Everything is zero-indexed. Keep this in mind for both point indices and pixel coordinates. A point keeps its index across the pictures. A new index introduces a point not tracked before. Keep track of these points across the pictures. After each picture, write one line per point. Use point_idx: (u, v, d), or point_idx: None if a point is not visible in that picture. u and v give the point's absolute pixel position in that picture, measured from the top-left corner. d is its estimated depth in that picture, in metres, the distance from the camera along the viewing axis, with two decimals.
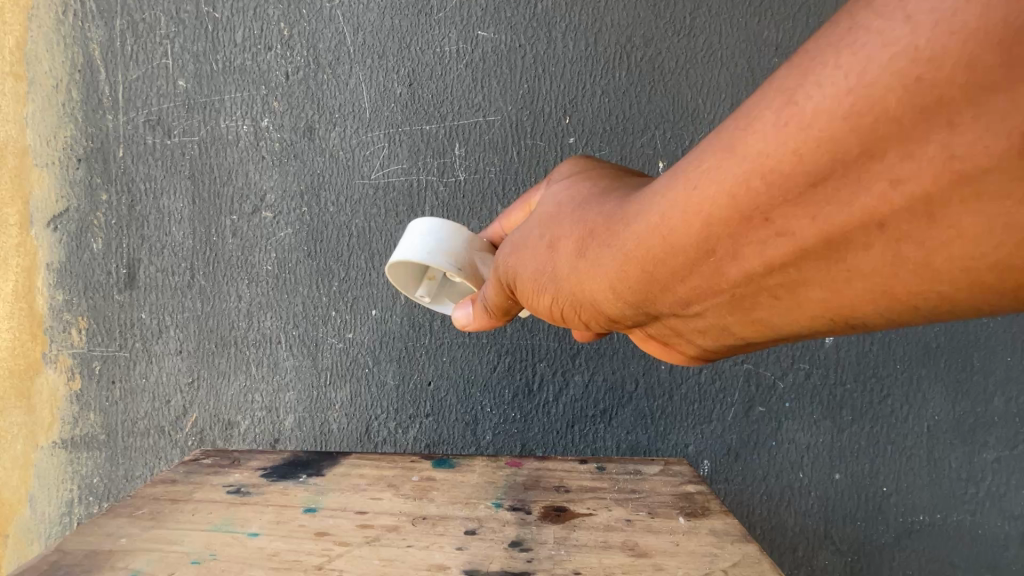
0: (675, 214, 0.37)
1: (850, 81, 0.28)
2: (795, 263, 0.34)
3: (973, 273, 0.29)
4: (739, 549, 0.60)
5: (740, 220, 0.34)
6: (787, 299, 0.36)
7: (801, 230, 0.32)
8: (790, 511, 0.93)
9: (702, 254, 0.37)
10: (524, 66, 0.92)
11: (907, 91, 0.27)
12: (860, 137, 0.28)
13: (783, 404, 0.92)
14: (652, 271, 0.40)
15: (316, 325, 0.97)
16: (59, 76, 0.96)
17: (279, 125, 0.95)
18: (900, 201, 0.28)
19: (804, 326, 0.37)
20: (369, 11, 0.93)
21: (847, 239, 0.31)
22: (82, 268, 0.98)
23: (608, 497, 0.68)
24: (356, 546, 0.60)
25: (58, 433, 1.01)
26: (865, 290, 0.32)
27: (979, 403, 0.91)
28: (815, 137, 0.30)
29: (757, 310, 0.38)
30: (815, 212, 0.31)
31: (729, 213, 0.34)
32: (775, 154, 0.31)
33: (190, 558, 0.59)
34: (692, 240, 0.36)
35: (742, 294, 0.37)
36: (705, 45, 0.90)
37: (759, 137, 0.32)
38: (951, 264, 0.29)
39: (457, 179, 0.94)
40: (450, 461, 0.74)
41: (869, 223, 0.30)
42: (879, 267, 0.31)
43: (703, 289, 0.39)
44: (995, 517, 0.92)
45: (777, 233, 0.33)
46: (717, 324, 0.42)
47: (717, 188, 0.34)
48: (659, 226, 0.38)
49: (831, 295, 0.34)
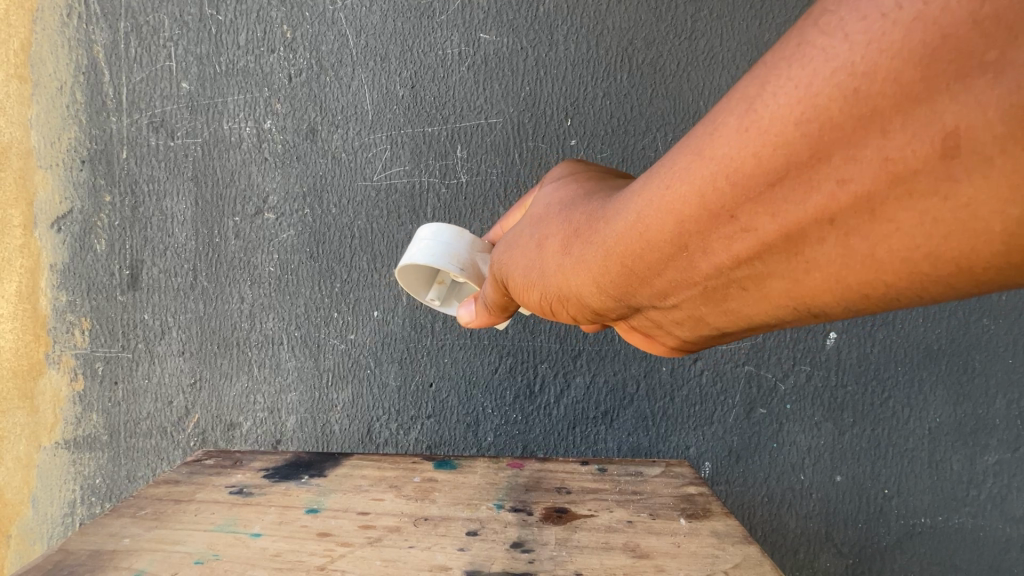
0: (650, 212, 0.37)
1: (798, 91, 0.29)
2: (760, 258, 0.33)
3: (925, 269, 0.28)
4: (740, 550, 0.60)
5: (706, 218, 0.34)
6: (756, 293, 0.35)
7: (762, 226, 0.32)
8: (792, 513, 0.93)
9: (674, 250, 0.36)
10: (526, 68, 0.92)
11: (847, 102, 0.27)
12: (809, 141, 0.29)
13: (784, 406, 0.92)
14: (629, 267, 0.40)
15: (318, 327, 0.97)
16: (63, 78, 0.97)
17: (281, 127, 0.96)
18: (851, 197, 0.28)
19: (773, 319, 0.37)
20: (372, 13, 0.93)
21: (804, 234, 0.31)
22: (86, 268, 0.99)
23: (609, 498, 0.68)
24: (358, 547, 0.60)
25: (61, 434, 1.02)
26: (828, 285, 0.32)
27: (980, 406, 0.91)
28: (770, 139, 0.30)
29: (729, 303, 0.38)
30: (773, 206, 0.31)
31: (694, 206, 0.34)
32: (736, 156, 0.31)
33: (193, 558, 0.60)
34: (659, 235, 0.37)
35: (713, 288, 0.37)
36: (706, 48, 0.90)
37: (722, 139, 0.32)
38: (899, 260, 0.29)
39: (459, 181, 0.94)
40: (452, 462, 0.74)
41: (823, 219, 0.30)
42: (834, 263, 0.30)
43: (672, 283, 0.39)
44: (997, 520, 0.92)
45: (740, 227, 0.32)
46: (693, 317, 0.41)
47: (686, 187, 0.34)
48: (630, 220, 0.38)
49: (796, 290, 0.33)
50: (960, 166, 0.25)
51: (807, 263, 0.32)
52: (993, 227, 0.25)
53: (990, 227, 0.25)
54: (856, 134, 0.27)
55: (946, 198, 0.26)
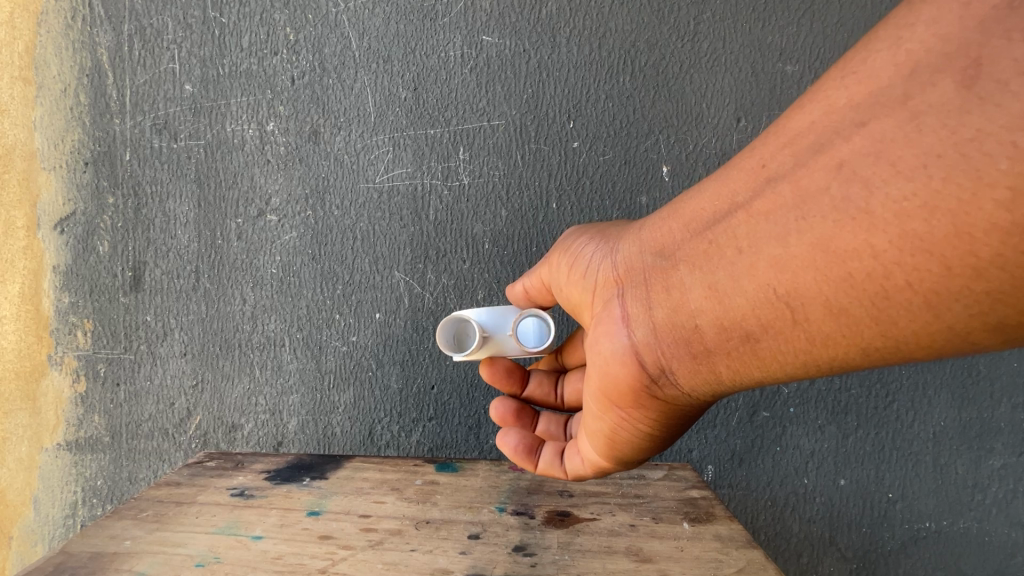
0: (710, 180, 0.49)
1: (862, 60, 0.40)
2: (767, 212, 0.43)
3: (907, 218, 0.35)
4: (744, 555, 0.60)
5: (747, 174, 0.45)
6: (746, 255, 0.44)
7: (782, 177, 0.42)
8: (795, 517, 0.93)
9: (713, 204, 0.47)
10: (529, 71, 0.92)
11: (907, 54, 0.37)
12: (848, 94, 0.39)
13: (787, 409, 0.92)
14: (675, 222, 0.50)
15: (320, 328, 0.97)
16: (68, 80, 0.97)
17: (284, 129, 0.96)
18: (864, 146, 0.38)
19: (751, 293, 0.44)
20: (375, 16, 0.94)
21: (815, 183, 0.40)
22: (89, 270, 0.99)
23: (612, 501, 0.67)
24: (360, 550, 0.60)
25: (62, 435, 1.02)
26: (810, 239, 0.40)
27: (985, 409, 0.90)
28: (820, 98, 0.41)
29: (719, 268, 0.45)
30: (802, 159, 0.41)
31: (747, 169, 0.45)
32: (794, 121, 0.43)
33: (195, 560, 0.60)
34: (708, 194, 0.48)
35: (715, 246, 0.46)
36: (709, 51, 0.90)
37: (788, 116, 0.44)
38: (885, 204, 0.36)
39: (460, 183, 0.94)
40: (453, 465, 0.74)
41: (834, 166, 0.39)
42: (835, 205, 0.38)
43: (700, 240, 0.47)
44: (1003, 525, 0.91)
45: (771, 184, 0.43)
46: (683, 287, 0.48)
47: (745, 158, 0.46)
48: (694, 190, 0.50)
49: (780, 247, 0.42)
50: (979, 102, 0.33)
51: (805, 212, 0.40)
52: (982, 164, 0.32)
53: (983, 164, 0.32)
54: (884, 99, 0.37)
55: (954, 132, 0.34)
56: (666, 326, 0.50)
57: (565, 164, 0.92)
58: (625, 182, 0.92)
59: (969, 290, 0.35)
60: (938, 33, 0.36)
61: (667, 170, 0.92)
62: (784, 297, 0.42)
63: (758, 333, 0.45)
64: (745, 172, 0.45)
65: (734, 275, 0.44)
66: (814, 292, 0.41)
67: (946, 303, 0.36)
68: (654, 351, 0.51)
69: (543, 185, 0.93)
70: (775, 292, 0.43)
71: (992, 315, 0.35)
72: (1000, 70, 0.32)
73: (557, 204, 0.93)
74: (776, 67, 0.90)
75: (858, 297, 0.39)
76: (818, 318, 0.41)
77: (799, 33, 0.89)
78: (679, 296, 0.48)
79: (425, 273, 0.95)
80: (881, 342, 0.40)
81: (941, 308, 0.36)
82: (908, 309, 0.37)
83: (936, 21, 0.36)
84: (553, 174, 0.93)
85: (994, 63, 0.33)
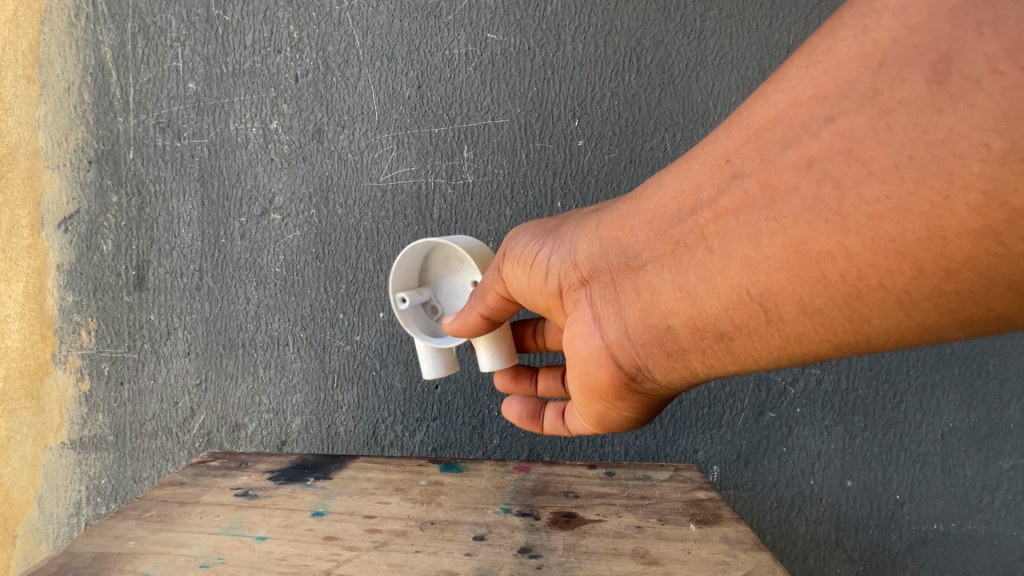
0: (672, 171, 0.46)
1: (822, 50, 0.38)
2: (737, 210, 0.41)
3: (879, 220, 0.35)
4: (752, 557, 0.59)
5: (712, 167, 0.43)
6: (717, 255, 0.43)
7: (750, 171, 0.41)
8: (802, 518, 0.92)
9: (678, 199, 0.45)
10: (533, 69, 0.91)
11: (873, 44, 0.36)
12: (813, 84, 0.38)
13: (793, 410, 0.91)
14: (637, 217, 0.48)
15: (324, 328, 0.97)
16: (71, 78, 0.97)
17: (288, 128, 0.95)
18: (834, 143, 0.37)
19: (723, 293, 0.43)
20: (379, 13, 0.93)
21: (784, 181, 0.39)
22: (93, 269, 0.99)
23: (617, 503, 0.67)
24: (364, 551, 0.60)
25: (67, 434, 1.01)
26: (783, 239, 0.39)
27: (994, 410, 0.89)
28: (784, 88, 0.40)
29: (692, 268, 0.44)
30: (770, 156, 0.39)
31: (711, 163, 0.43)
32: (758, 109, 0.41)
33: (199, 561, 0.59)
34: (673, 188, 0.45)
35: (686, 245, 0.44)
36: (715, 48, 0.90)
37: (751, 103, 0.42)
38: (858, 205, 0.36)
39: (465, 182, 0.93)
40: (458, 466, 0.74)
41: (803, 164, 0.38)
42: (807, 205, 0.38)
43: (665, 240, 0.46)
44: (1012, 527, 0.90)
45: (737, 179, 0.41)
46: (654, 287, 0.47)
47: (708, 149, 0.44)
48: (657, 183, 0.47)
49: (751, 246, 0.41)
50: (950, 100, 0.32)
51: (776, 212, 0.39)
52: (955, 166, 0.32)
53: (957, 166, 0.32)
54: (853, 93, 0.36)
55: (925, 132, 0.33)
56: (640, 328, 0.49)
57: (570, 163, 0.92)
58: (630, 181, 0.91)
59: (940, 290, 0.35)
60: (905, 23, 0.35)
61: None
62: (758, 298, 0.42)
63: (732, 332, 0.44)
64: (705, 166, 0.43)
65: (706, 276, 0.44)
66: (787, 292, 0.40)
67: (917, 303, 0.36)
68: (628, 352, 0.50)
69: (548, 183, 0.92)
70: (747, 292, 0.42)
71: (961, 311, 0.36)
72: (970, 67, 0.32)
73: (563, 202, 0.92)
74: (783, 64, 0.89)
75: (832, 296, 0.39)
76: (792, 316, 0.41)
77: (807, 30, 0.88)
78: (651, 297, 0.47)
79: None
80: (853, 338, 0.40)
81: (913, 308, 0.37)
82: (881, 307, 0.37)
83: (903, 9, 0.35)
84: (558, 173, 0.92)
85: (965, 58, 0.32)
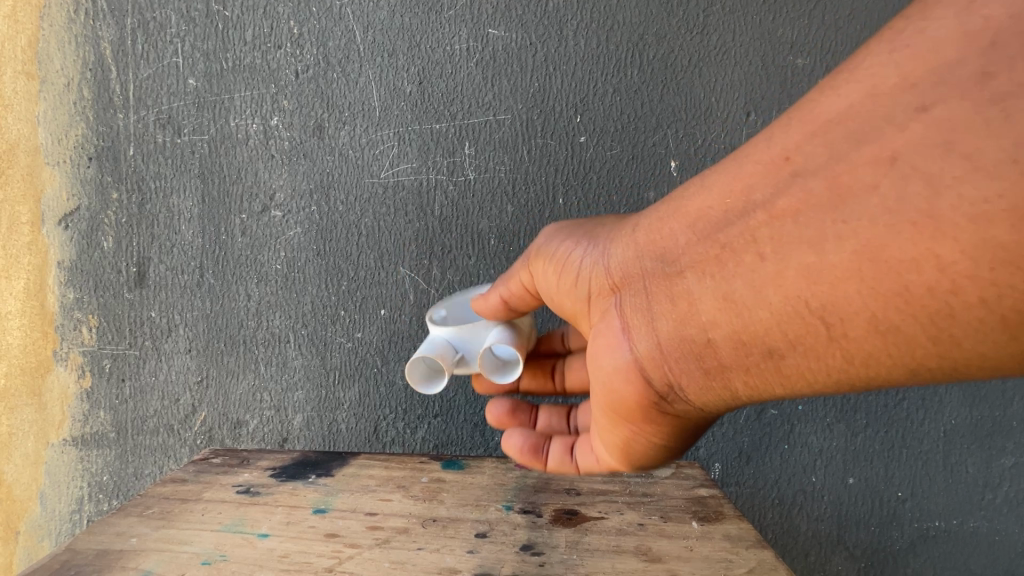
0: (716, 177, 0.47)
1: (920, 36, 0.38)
2: (801, 211, 0.41)
3: (985, 223, 0.33)
4: (754, 555, 0.59)
5: (767, 167, 0.43)
6: (769, 263, 0.43)
7: (809, 175, 0.41)
8: (803, 515, 0.92)
9: (726, 204, 0.46)
10: (535, 64, 0.91)
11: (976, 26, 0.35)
12: (903, 72, 0.38)
13: (796, 407, 0.91)
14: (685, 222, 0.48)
15: (325, 325, 0.97)
16: (71, 74, 0.97)
17: (288, 124, 0.95)
18: (924, 137, 0.36)
19: (775, 305, 0.43)
20: (379, 8, 0.92)
21: (858, 180, 0.38)
22: (93, 265, 0.99)
23: (619, 500, 0.67)
24: (367, 548, 0.59)
25: (68, 431, 1.01)
26: (854, 246, 0.38)
27: (997, 408, 0.89)
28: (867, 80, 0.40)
29: (735, 277, 0.45)
30: (841, 151, 0.39)
31: (766, 161, 0.44)
32: (835, 104, 0.41)
33: (201, 558, 0.58)
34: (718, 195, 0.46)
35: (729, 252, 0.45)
36: (718, 44, 0.89)
37: (825, 99, 0.42)
38: (956, 208, 0.34)
39: (466, 178, 0.93)
40: (459, 462, 0.74)
41: (885, 158, 0.37)
42: (886, 204, 0.37)
43: (715, 243, 0.46)
44: (1013, 524, 0.90)
45: (799, 178, 0.41)
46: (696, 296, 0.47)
47: (766, 151, 0.44)
48: (698, 187, 0.48)
49: (813, 255, 0.40)
50: None
51: (846, 215, 0.39)
52: None
53: None
54: (949, 77, 0.36)
55: None
56: (678, 340, 0.49)
57: (571, 159, 0.91)
58: (632, 177, 0.91)
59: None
60: (1007, 7, 0.34)
61: (674, 165, 0.91)
62: (817, 313, 0.41)
63: (784, 350, 0.44)
64: (766, 167, 0.44)
65: (754, 285, 0.44)
66: (854, 308, 0.39)
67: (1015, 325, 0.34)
68: (660, 367, 0.50)
69: (550, 180, 0.92)
70: (806, 305, 0.41)
71: None
72: None
73: (564, 199, 0.92)
74: (786, 60, 0.88)
75: (910, 312, 0.37)
76: (857, 333, 0.40)
77: (810, 25, 0.88)
78: (689, 306, 0.48)
79: (430, 269, 0.95)
80: (933, 361, 0.38)
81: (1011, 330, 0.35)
82: (971, 327, 0.36)
83: None
84: (560, 169, 0.92)
85: None
